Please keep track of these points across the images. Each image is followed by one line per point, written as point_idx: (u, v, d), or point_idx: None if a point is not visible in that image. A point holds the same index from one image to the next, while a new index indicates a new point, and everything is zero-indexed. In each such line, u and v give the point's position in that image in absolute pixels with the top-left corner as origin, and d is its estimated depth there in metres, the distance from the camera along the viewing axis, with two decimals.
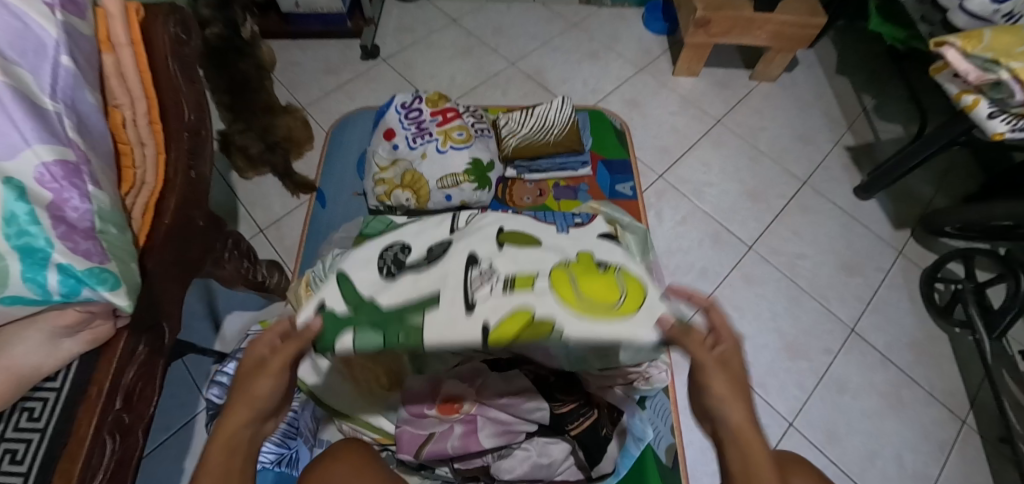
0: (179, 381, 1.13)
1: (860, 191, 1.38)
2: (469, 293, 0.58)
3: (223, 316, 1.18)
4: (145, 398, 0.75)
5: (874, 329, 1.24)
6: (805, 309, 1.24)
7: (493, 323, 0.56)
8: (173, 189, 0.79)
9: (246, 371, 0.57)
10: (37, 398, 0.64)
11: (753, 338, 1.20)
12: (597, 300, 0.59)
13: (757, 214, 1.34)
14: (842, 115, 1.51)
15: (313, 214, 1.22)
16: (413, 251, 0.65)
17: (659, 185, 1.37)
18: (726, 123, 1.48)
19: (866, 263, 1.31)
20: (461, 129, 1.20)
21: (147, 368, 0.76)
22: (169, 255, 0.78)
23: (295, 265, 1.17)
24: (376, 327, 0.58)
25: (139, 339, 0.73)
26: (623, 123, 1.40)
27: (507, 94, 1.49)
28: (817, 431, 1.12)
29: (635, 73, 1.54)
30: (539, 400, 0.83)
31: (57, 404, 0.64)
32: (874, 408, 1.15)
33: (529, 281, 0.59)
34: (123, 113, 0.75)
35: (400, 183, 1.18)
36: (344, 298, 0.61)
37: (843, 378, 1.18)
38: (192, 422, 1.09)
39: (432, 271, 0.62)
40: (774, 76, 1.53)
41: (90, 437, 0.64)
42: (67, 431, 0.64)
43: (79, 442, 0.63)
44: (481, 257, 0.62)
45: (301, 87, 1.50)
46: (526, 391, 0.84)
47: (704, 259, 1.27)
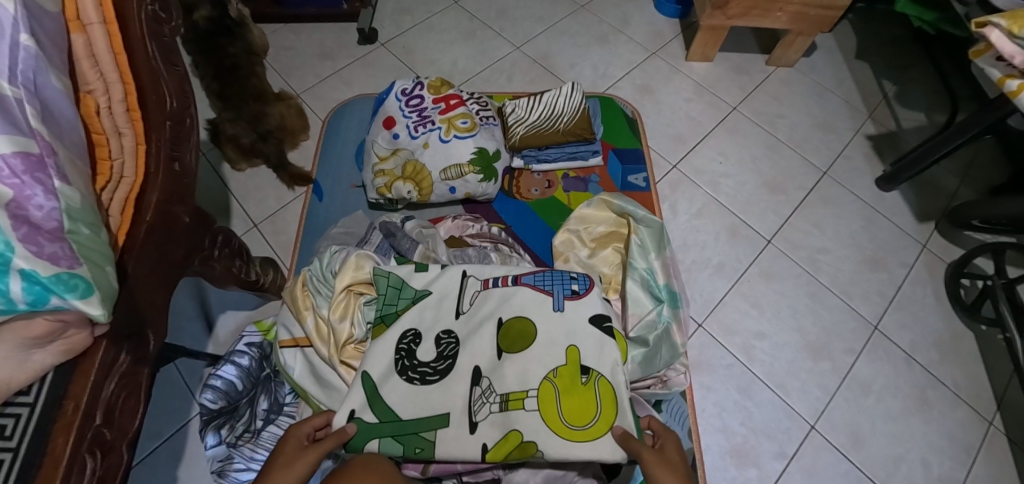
0: (170, 385, 1.07)
1: (883, 182, 1.32)
2: (473, 413, 0.76)
3: (215, 316, 1.11)
4: (128, 412, 0.69)
5: (899, 327, 1.17)
6: (827, 306, 1.18)
7: (495, 439, 0.74)
8: (154, 182, 0.73)
9: (275, 466, 0.66)
10: (6, 415, 0.56)
11: (773, 337, 1.14)
12: (578, 417, 0.73)
13: (775, 206, 1.28)
14: (862, 102, 1.44)
15: (309, 207, 1.16)
16: (423, 343, 0.81)
17: (673, 175, 1.30)
18: (742, 110, 1.41)
19: (889, 258, 1.25)
20: (464, 117, 1.13)
21: (131, 378, 0.69)
22: (151, 255, 0.72)
23: (291, 262, 1.10)
24: (400, 440, 0.75)
25: (120, 348, 0.66)
26: (635, 111, 1.33)
27: (513, 80, 1.42)
28: (840, 435, 1.05)
29: (647, 58, 1.47)
30: None
31: (29, 423, 0.56)
32: (899, 409, 1.09)
33: (521, 399, 0.75)
34: (97, 100, 0.68)
35: (401, 174, 1.12)
36: (371, 407, 0.77)
37: (866, 378, 1.11)
38: (185, 428, 1.03)
39: (443, 381, 0.78)
40: (792, 60, 1.46)
41: (66, 458, 0.57)
42: (41, 453, 0.55)
43: (55, 464, 0.56)
44: (484, 374, 0.78)
45: (297, 73, 1.42)
46: None
47: (720, 254, 1.21)
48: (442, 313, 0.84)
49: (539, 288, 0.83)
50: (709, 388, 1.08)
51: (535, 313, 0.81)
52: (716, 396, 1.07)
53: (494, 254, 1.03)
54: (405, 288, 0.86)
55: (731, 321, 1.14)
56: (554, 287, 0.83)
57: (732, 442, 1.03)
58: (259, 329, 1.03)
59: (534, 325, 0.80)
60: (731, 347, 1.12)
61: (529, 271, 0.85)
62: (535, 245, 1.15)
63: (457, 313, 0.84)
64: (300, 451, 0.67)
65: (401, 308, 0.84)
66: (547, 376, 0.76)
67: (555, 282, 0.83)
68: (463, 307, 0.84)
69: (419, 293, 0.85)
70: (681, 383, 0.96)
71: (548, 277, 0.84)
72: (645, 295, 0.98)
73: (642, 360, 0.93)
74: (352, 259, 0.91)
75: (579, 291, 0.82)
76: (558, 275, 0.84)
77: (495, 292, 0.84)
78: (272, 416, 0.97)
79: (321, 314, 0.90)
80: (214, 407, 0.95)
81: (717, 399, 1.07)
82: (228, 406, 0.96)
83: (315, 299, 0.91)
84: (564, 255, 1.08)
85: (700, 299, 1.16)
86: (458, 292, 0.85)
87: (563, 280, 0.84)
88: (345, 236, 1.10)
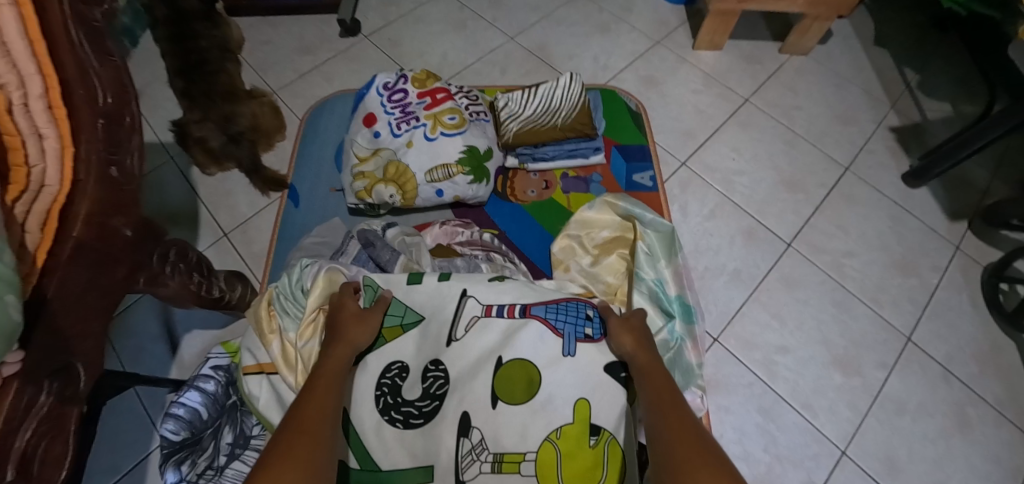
0: (129, 415, 0.96)
1: (910, 178, 1.21)
2: (461, 471, 0.66)
3: (180, 336, 1.01)
4: (52, 462, 0.58)
5: (934, 338, 1.06)
6: (854, 316, 1.07)
7: None
8: (84, 193, 0.62)
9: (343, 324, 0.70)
10: None
11: (797, 351, 1.03)
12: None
13: (794, 206, 1.18)
14: (884, 92, 1.34)
15: (284, 214, 1.06)
16: (410, 377, 0.72)
17: (682, 174, 1.19)
18: (756, 102, 1.30)
19: (920, 261, 1.14)
20: (452, 113, 1.03)
21: (56, 421, 0.58)
22: (80, 277, 0.61)
23: (263, 276, 1.00)
24: None
25: (40, 386, 0.56)
26: (639, 104, 1.22)
27: (506, 73, 1.31)
28: (874, 461, 0.95)
29: (651, 47, 1.36)
30: None
31: None
32: (938, 431, 0.98)
33: (516, 463, 0.65)
34: (12, 95, 0.60)
35: (383, 177, 1.02)
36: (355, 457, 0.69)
37: (900, 396, 1.01)
38: (145, 462, 0.92)
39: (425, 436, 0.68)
40: (808, 48, 1.35)
41: None
42: None
43: None
44: (474, 425, 0.67)
45: (273, 69, 1.32)
46: None
47: (735, 260, 1.11)
48: (432, 342, 0.74)
49: (549, 323, 0.72)
50: (727, 410, 0.97)
51: (540, 356, 0.70)
52: (735, 419, 0.96)
53: (485, 264, 0.91)
54: (393, 304, 0.77)
55: (751, 334, 1.04)
56: (566, 327, 0.72)
57: (754, 470, 0.93)
58: (226, 351, 0.94)
59: (538, 370, 0.69)
60: (751, 363, 1.01)
61: (541, 301, 0.75)
62: (533, 253, 1.04)
63: (449, 341, 0.73)
64: (358, 313, 0.72)
65: (386, 327, 0.75)
66: (550, 437, 0.66)
67: (567, 318, 0.73)
68: (457, 335, 0.73)
69: (411, 318, 0.76)
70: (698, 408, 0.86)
71: (561, 311, 0.74)
72: (655, 310, 0.88)
73: None
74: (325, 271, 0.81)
75: (593, 336, 0.72)
76: (573, 311, 0.74)
77: (499, 323, 0.73)
78: (237, 450, 0.85)
79: (288, 338, 0.80)
80: (176, 438, 0.84)
81: (737, 422, 0.96)
82: (191, 438, 0.85)
83: (282, 321, 0.81)
84: (564, 264, 0.98)
85: (715, 310, 1.05)
86: (454, 313, 0.75)
87: (576, 318, 0.73)
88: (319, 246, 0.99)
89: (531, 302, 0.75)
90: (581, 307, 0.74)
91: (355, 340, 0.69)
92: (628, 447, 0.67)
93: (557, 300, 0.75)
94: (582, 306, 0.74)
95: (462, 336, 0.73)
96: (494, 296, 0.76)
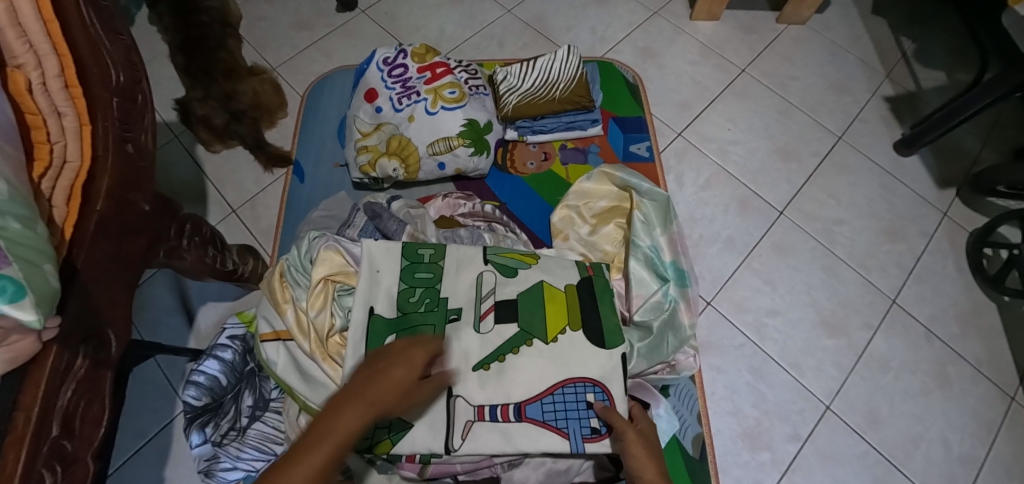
0: (151, 383, 1.01)
1: (901, 147, 1.24)
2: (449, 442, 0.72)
3: (195, 308, 1.05)
4: (92, 420, 0.61)
5: (918, 300, 1.11)
6: (843, 280, 1.11)
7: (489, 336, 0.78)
8: (104, 167, 0.64)
9: (393, 351, 0.59)
10: None
11: (787, 314, 1.08)
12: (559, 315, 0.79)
13: (788, 175, 1.21)
14: (880, 61, 1.35)
15: (290, 189, 1.09)
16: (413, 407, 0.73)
17: (678, 144, 1.22)
18: (752, 72, 1.32)
19: (907, 227, 1.17)
20: (452, 87, 1.05)
21: (92, 383, 0.62)
22: (104, 249, 0.64)
23: (272, 249, 1.04)
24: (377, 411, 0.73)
25: (76, 351, 0.59)
26: (636, 76, 1.25)
27: (504, 46, 1.32)
28: (857, 415, 1.00)
29: (649, 18, 1.37)
30: None
31: None
32: (918, 387, 1.03)
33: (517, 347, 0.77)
34: (28, 75, 0.59)
35: (385, 150, 1.04)
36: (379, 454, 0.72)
37: (885, 355, 1.05)
38: (169, 426, 0.97)
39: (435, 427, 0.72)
40: (805, 17, 1.36)
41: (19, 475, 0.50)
42: None
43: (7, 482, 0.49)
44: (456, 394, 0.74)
45: (273, 45, 1.33)
46: None
47: (729, 228, 1.14)
48: None
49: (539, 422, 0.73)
50: (719, 370, 1.02)
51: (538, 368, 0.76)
52: (726, 378, 1.01)
53: (487, 235, 0.95)
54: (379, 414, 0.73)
55: (743, 299, 1.08)
56: (569, 425, 0.73)
57: (744, 425, 0.98)
58: (241, 320, 0.96)
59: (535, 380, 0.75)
60: (743, 325, 1.06)
61: (535, 398, 0.74)
62: (533, 223, 1.08)
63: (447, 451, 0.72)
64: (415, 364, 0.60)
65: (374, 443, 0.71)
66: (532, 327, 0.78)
67: (555, 407, 0.74)
68: (453, 445, 0.72)
69: (399, 425, 0.72)
70: (690, 366, 0.90)
71: (560, 409, 0.73)
72: (650, 275, 0.92)
73: (648, 351, 0.85)
74: (321, 252, 0.84)
75: (599, 429, 0.73)
76: (571, 406, 0.74)
77: (496, 428, 0.73)
78: (257, 413, 0.89)
79: (301, 307, 0.83)
80: (199, 404, 0.90)
81: (727, 381, 1.01)
82: (213, 403, 0.91)
83: (294, 291, 0.85)
84: (563, 233, 1.02)
85: (709, 276, 1.09)
86: (446, 420, 0.73)
87: (570, 410, 0.73)
88: (327, 219, 1.03)
89: (525, 399, 0.74)
90: (576, 400, 0.74)
91: (410, 367, 0.57)
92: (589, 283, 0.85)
93: (550, 392, 0.74)
94: (577, 400, 0.74)
95: (458, 445, 0.72)
96: (484, 393, 0.74)
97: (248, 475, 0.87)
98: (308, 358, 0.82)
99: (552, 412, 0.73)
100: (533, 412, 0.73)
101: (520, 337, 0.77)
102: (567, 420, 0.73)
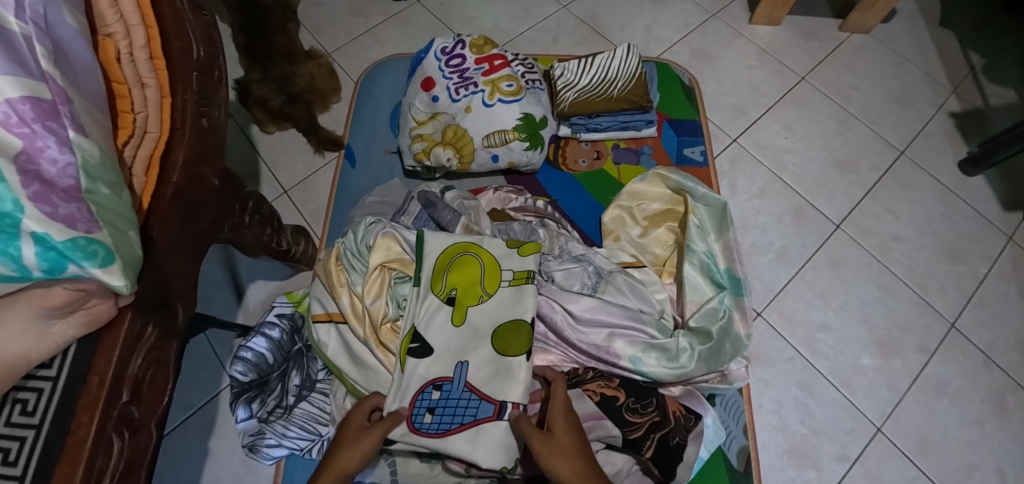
0: (200, 356, 1.02)
1: (966, 165, 1.19)
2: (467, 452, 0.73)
3: (245, 285, 1.06)
4: (156, 389, 0.62)
5: (979, 325, 1.07)
6: (899, 299, 1.08)
7: (510, 331, 0.77)
8: (181, 140, 0.65)
9: (340, 443, 0.69)
10: (30, 388, 0.49)
11: (840, 331, 1.05)
12: (520, 283, 0.80)
13: (846, 187, 1.18)
14: (946, 75, 1.31)
15: (341, 174, 1.09)
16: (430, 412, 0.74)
17: (733, 149, 1.20)
18: (812, 80, 1.29)
19: (969, 249, 1.14)
20: (510, 79, 1.04)
21: (159, 352, 0.62)
22: (177, 221, 0.65)
23: (322, 233, 1.04)
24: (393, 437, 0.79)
25: (147, 319, 0.59)
26: (692, 77, 1.23)
27: (558, 42, 1.31)
28: (909, 440, 0.97)
29: (707, 20, 1.35)
30: (610, 426, 0.76)
31: (54, 397, 0.49)
32: (974, 416, 0.99)
33: (519, 342, 0.77)
34: (117, 45, 0.60)
35: (441, 140, 1.04)
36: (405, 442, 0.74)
37: (940, 380, 1.02)
38: (216, 400, 0.98)
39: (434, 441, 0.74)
40: (870, 26, 1.33)
41: (94, 436, 0.50)
42: (64, 431, 0.48)
43: (80, 445, 0.49)
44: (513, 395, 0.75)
45: (327, 31, 1.34)
46: (594, 417, 0.76)
47: (783, 238, 1.12)
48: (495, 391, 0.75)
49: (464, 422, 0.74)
50: (766, 383, 1.00)
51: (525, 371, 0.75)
52: (774, 392, 0.99)
53: (541, 229, 0.94)
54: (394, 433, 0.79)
55: (795, 311, 1.06)
56: (463, 417, 0.74)
57: (791, 440, 0.96)
58: (290, 300, 0.97)
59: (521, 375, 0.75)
60: (794, 340, 1.03)
61: (478, 394, 0.75)
62: (582, 222, 1.06)
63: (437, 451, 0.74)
64: (359, 434, 0.70)
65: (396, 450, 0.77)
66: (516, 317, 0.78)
67: (462, 402, 0.75)
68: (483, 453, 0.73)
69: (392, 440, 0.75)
70: (742, 378, 0.88)
71: (462, 407, 0.75)
72: (705, 281, 0.90)
73: (708, 355, 0.83)
74: (376, 235, 0.84)
75: (479, 418, 0.74)
76: (462, 403, 0.75)
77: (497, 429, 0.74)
78: (304, 392, 0.90)
79: (356, 292, 0.84)
80: (245, 379, 0.90)
81: (776, 394, 0.99)
82: (259, 379, 0.91)
83: (349, 276, 0.85)
84: (614, 233, 1.00)
85: (760, 286, 1.07)
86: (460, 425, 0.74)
87: (451, 407, 0.75)
88: (380, 205, 1.04)
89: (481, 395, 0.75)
90: (466, 399, 0.75)
91: (345, 465, 0.66)
92: (621, 283, 0.87)
93: (467, 389, 0.75)
94: (467, 398, 0.75)
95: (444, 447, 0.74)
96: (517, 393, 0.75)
97: (291, 452, 0.89)
98: (358, 340, 0.82)
99: (463, 410, 0.74)
100: (466, 413, 0.74)
101: (516, 321, 0.78)
102: (461, 415, 0.74)
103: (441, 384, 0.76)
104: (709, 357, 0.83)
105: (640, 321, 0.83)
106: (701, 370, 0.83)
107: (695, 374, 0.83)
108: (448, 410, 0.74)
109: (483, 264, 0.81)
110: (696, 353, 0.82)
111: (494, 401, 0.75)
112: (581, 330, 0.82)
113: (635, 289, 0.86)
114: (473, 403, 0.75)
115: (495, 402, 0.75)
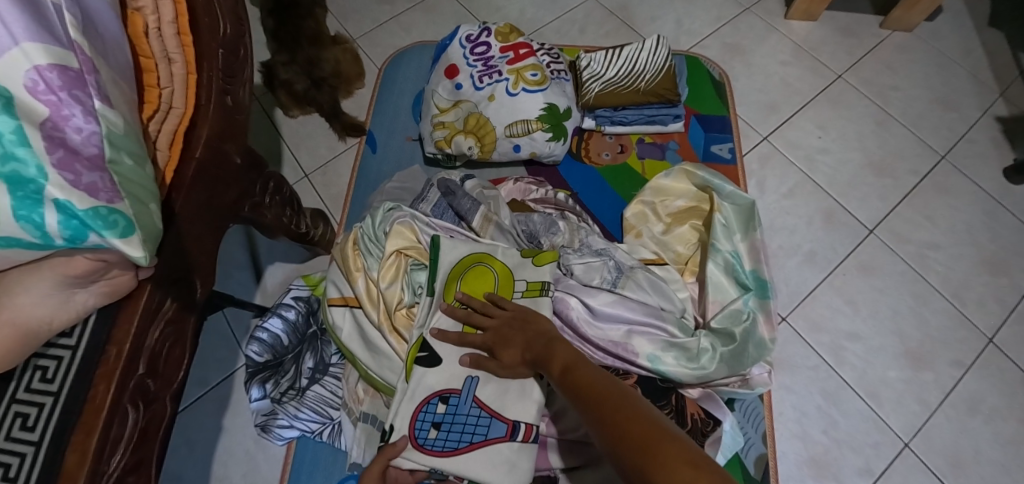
0: (217, 334, 1.03)
1: (1013, 173, 1.15)
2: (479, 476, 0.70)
3: (264, 266, 1.06)
4: (173, 363, 0.62)
5: (1019, 342, 1.02)
6: (933, 310, 1.04)
7: None
8: (205, 116, 0.65)
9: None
10: (51, 355, 0.49)
11: (869, 339, 1.02)
12: (533, 295, 0.79)
13: (881, 191, 1.14)
14: (993, 78, 1.26)
15: (362, 159, 1.09)
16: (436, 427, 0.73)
17: (763, 148, 1.17)
18: (848, 79, 1.25)
19: (1011, 261, 1.09)
20: (535, 69, 1.02)
21: (177, 326, 0.62)
22: (199, 197, 0.65)
23: (341, 218, 1.04)
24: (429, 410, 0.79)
25: (166, 293, 0.59)
26: (723, 72, 1.20)
27: (587, 32, 1.30)
28: (938, 457, 0.93)
29: (741, 13, 1.32)
30: None
31: (72, 365, 0.49)
32: (1010, 436, 0.95)
33: None
34: (146, 18, 0.59)
35: (462, 128, 1.03)
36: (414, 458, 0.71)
37: (974, 396, 0.98)
38: (231, 378, 0.99)
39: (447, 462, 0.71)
40: (912, 24, 1.28)
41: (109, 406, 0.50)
42: (80, 399, 0.48)
43: (96, 414, 0.49)
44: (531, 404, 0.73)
45: (355, 16, 1.34)
46: None
47: (812, 241, 1.09)
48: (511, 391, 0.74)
49: (474, 442, 0.72)
50: (788, 390, 0.97)
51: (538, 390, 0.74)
52: (796, 399, 0.97)
53: (562, 222, 0.92)
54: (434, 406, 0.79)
55: (821, 317, 1.03)
56: (472, 436, 0.72)
57: (811, 450, 0.93)
58: (307, 284, 0.97)
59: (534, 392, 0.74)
60: (819, 346, 1.01)
61: (487, 410, 0.73)
62: (604, 217, 1.05)
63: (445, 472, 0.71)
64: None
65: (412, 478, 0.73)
66: None
67: (469, 419, 0.73)
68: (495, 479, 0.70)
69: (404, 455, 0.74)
70: (764, 383, 0.86)
71: (469, 427, 0.73)
72: (728, 282, 0.88)
73: (730, 357, 0.81)
74: (395, 223, 0.84)
75: (489, 437, 0.72)
76: (469, 423, 0.73)
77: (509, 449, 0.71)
78: (317, 375, 0.90)
79: (372, 277, 0.83)
80: (260, 360, 0.92)
81: (798, 402, 0.96)
82: (274, 360, 0.92)
83: (366, 260, 0.85)
84: (635, 229, 0.98)
85: (787, 290, 1.05)
86: (469, 449, 0.72)
87: (458, 427, 0.73)
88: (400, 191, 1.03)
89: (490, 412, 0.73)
90: (473, 418, 0.73)
91: None
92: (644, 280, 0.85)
93: (475, 406, 0.74)
94: (474, 418, 0.73)
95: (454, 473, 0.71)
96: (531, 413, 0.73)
97: (302, 434, 0.88)
98: (374, 330, 0.82)
99: (471, 431, 0.72)
100: (475, 433, 0.72)
101: None
102: (472, 434, 0.72)
103: (447, 396, 0.74)
104: (730, 359, 0.81)
105: (661, 318, 0.82)
106: (722, 373, 0.81)
107: (716, 377, 0.81)
108: (452, 430, 0.73)
109: (497, 275, 0.81)
110: (717, 355, 0.80)
111: (507, 420, 0.73)
112: (599, 326, 0.81)
113: (656, 286, 0.85)
114: (484, 418, 0.73)
115: (507, 421, 0.73)
